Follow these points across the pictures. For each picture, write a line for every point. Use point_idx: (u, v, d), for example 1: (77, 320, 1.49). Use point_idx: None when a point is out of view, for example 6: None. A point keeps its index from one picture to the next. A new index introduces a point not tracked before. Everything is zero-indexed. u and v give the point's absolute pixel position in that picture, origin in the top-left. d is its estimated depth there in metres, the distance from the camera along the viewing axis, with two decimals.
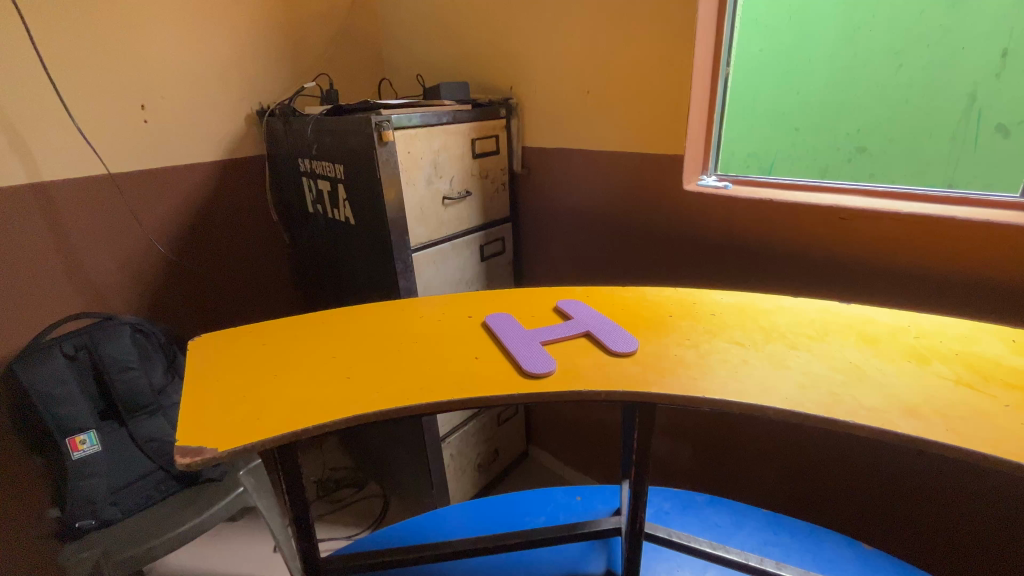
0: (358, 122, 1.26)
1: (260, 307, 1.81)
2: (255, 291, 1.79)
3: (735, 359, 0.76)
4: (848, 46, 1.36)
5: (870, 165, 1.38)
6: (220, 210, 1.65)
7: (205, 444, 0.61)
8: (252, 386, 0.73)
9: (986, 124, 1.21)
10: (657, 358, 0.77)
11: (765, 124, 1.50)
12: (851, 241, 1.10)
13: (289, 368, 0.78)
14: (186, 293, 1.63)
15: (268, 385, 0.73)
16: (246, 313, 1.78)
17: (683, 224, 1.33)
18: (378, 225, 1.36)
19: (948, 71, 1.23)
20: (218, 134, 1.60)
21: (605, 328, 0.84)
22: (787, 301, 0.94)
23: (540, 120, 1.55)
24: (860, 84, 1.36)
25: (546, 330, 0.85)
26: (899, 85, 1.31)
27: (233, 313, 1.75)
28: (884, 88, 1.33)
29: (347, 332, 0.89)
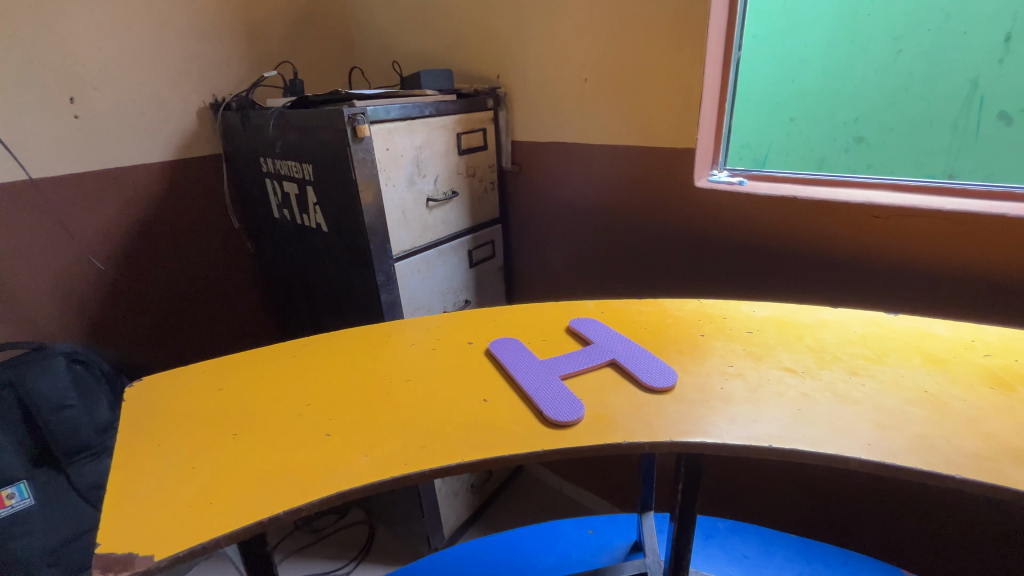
0: (328, 116, 1.10)
1: (225, 324, 1.62)
2: (217, 307, 1.60)
3: (793, 392, 0.64)
4: (840, 23, 1.14)
5: (869, 155, 1.17)
6: (172, 218, 1.46)
7: (137, 551, 0.47)
8: (204, 453, 0.58)
9: (988, 112, 1.04)
10: (702, 392, 0.65)
11: (753, 110, 1.28)
12: (884, 242, 0.99)
13: (253, 423, 0.62)
14: (135, 313, 1.43)
15: (224, 450, 0.58)
16: (208, 332, 1.59)
17: (694, 225, 1.22)
18: (355, 233, 1.20)
19: (954, 54, 1.04)
20: (166, 131, 1.41)
21: (635, 356, 0.72)
22: (829, 314, 0.83)
23: (531, 111, 1.40)
24: (855, 68, 1.15)
25: (564, 360, 0.72)
26: (898, 68, 1.10)
27: (192, 332, 1.55)
28: (882, 71, 1.12)
29: (322, 369, 0.73)
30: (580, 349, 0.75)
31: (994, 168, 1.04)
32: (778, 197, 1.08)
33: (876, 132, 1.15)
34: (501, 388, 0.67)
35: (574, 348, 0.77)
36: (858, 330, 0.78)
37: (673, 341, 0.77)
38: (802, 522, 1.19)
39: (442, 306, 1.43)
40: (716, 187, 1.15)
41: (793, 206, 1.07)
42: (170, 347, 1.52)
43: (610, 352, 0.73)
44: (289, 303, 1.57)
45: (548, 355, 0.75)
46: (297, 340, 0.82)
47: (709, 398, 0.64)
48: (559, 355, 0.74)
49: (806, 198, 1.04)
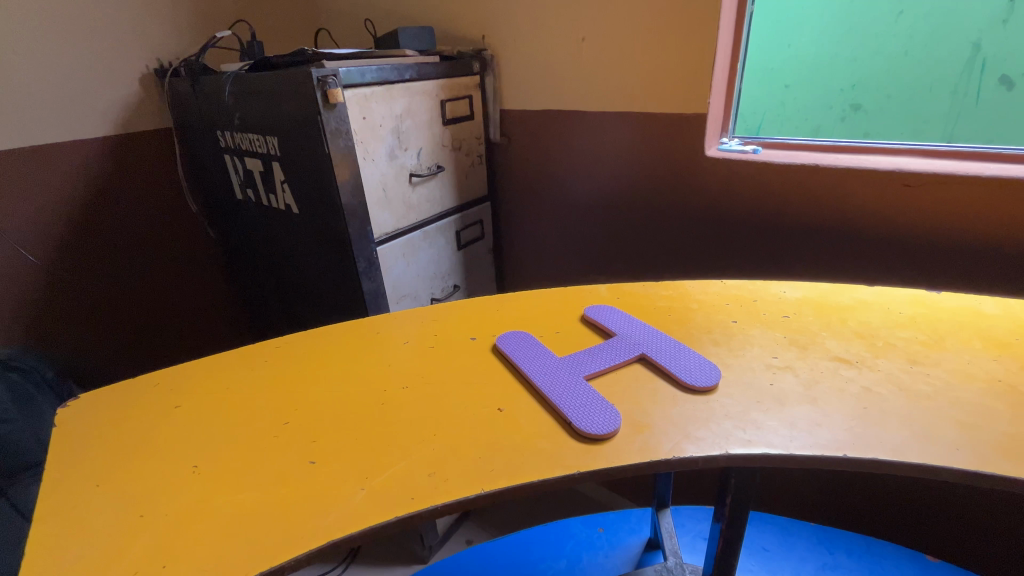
0: (293, 79, 0.95)
1: (188, 318, 1.47)
2: (178, 300, 1.44)
3: (853, 387, 0.56)
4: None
5: (864, 122, 1.07)
6: (118, 201, 1.28)
7: None
8: (155, 496, 0.46)
9: (990, 75, 0.95)
10: (751, 392, 0.56)
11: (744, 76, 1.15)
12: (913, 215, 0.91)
13: (218, 453, 0.50)
14: (81, 310, 1.27)
15: (181, 492, 0.46)
16: (169, 328, 1.44)
17: (702, 198, 1.12)
18: (329, 214, 1.06)
19: (958, 13, 0.94)
20: (104, 101, 1.23)
21: (665, 349, 0.63)
22: (866, 293, 0.76)
23: (521, 75, 1.27)
24: (852, 29, 1.03)
25: (586, 358, 0.62)
26: (896, 30, 1.00)
27: (151, 328, 1.40)
28: (881, 32, 1.01)
29: (301, 378, 0.62)
30: (599, 344, 0.66)
31: (995, 132, 0.97)
32: (798, 166, 0.99)
33: (873, 98, 1.05)
34: (516, 394, 0.57)
35: (591, 343, 0.67)
36: (903, 311, 0.70)
37: (704, 331, 0.68)
38: (815, 508, 1.14)
39: (429, 293, 1.31)
40: (728, 156, 1.06)
41: (813, 175, 0.98)
42: (127, 346, 1.36)
43: (637, 346, 0.64)
44: (258, 293, 1.42)
45: (565, 351, 0.66)
46: (269, 342, 0.70)
47: (758, 397, 0.55)
48: (576, 352, 0.64)
49: (830, 166, 0.96)
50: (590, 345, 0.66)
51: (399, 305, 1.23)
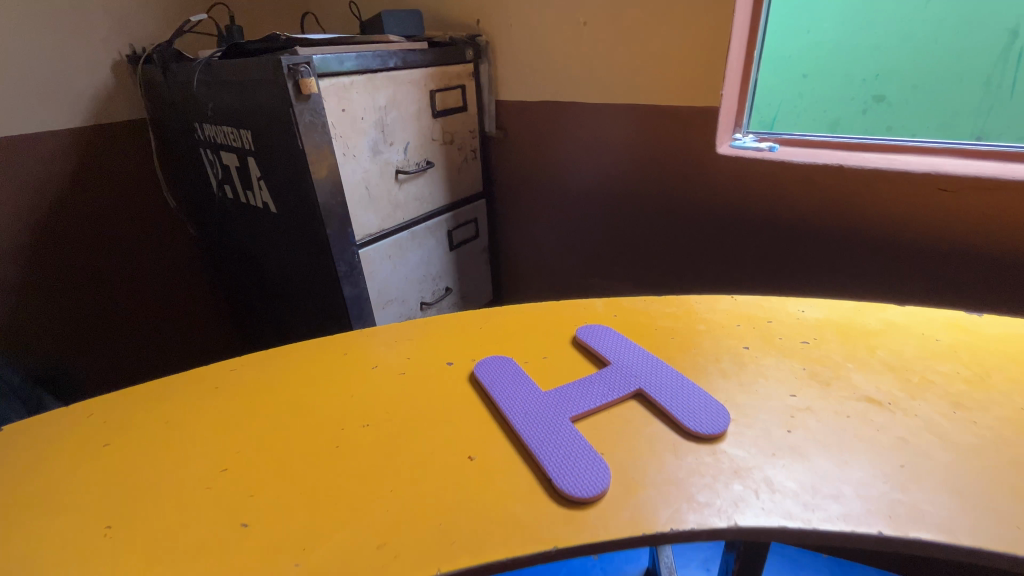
0: (263, 67, 0.87)
1: (170, 319, 1.41)
2: (158, 299, 1.38)
3: (885, 437, 0.48)
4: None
5: (887, 115, 0.97)
6: (91, 198, 1.21)
7: None
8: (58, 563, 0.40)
9: None
10: (765, 440, 0.48)
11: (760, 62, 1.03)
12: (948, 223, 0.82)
13: (139, 508, 0.44)
14: (53, 313, 1.21)
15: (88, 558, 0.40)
16: (150, 330, 1.38)
17: (712, 199, 1.03)
18: (306, 215, 0.99)
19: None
20: (74, 90, 1.15)
21: (664, 384, 0.55)
22: (895, 314, 0.67)
23: (518, 63, 1.18)
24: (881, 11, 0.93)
25: (573, 394, 0.54)
26: (926, 14, 0.90)
27: (130, 331, 1.34)
28: (909, 17, 0.91)
29: (249, 412, 0.55)
30: (590, 375, 0.58)
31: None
32: (820, 167, 0.89)
33: (898, 88, 0.95)
34: (490, 437, 0.50)
35: (580, 372, 0.59)
36: (940, 338, 0.61)
37: (711, 360, 0.60)
38: None
39: (419, 296, 1.24)
40: (742, 154, 0.96)
41: (837, 176, 0.88)
42: (104, 349, 1.31)
43: (633, 378, 0.56)
44: (241, 294, 1.35)
45: (551, 383, 0.58)
46: (223, 365, 0.63)
47: (771, 448, 0.47)
48: (563, 385, 0.56)
49: (855, 167, 0.86)
50: (579, 376, 0.58)
51: (385, 311, 1.16)
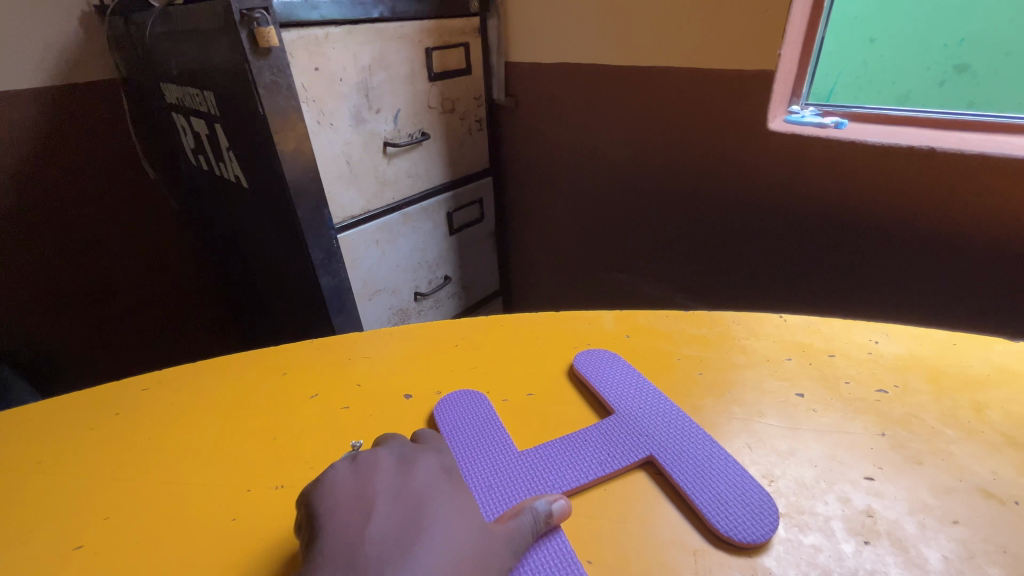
0: (216, 13, 0.72)
1: (162, 310, 1.28)
2: (151, 288, 1.25)
3: (1013, 566, 0.32)
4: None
5: (972, 88, 0.76)
6: (61, 177, 1.06)
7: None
8: None
9: None
10: (831, 560, 0.33)
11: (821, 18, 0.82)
12: None
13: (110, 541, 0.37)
14: (29, 304, 1.09)
15: None
16: (141, 321, 1.26)
17: (755, 186, 0.84)
18: (278, 194, 0.85)
19: None
20: (35, 44, 0.99)
21: (685, 453, 0.40)
22: (1007, 355, 0.50)
23: (532, 19, 1.00)
24: None
25: (557, 458, 0.40)
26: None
27: (118, 322, 1.22)
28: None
29: (139, 457, 0.43)
30: (585, 428, 0.43)
31: None
32: (903, 149, 0.68)
33: (988, 55, 0.74)
34: None
35: (572, 417, 0.45)
36: None
37: (752, 412, 0.44)
38: None
39: (413, 286, 1.10)
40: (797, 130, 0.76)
41: (923, 165, 0.67)
42: (90, 342, 1.19)
43: (643, 439, 0.41)
44: (231, 281, 1.22)
45: (531, 437, 0.43)
46: (132, 383, 0.51)
47: (839, 574, 0.32)
48: (545, 443, 0.42)
49: (949, 150, 0.65)
50: (569, 425, 0.44)
51: (373, 302, 1.03)
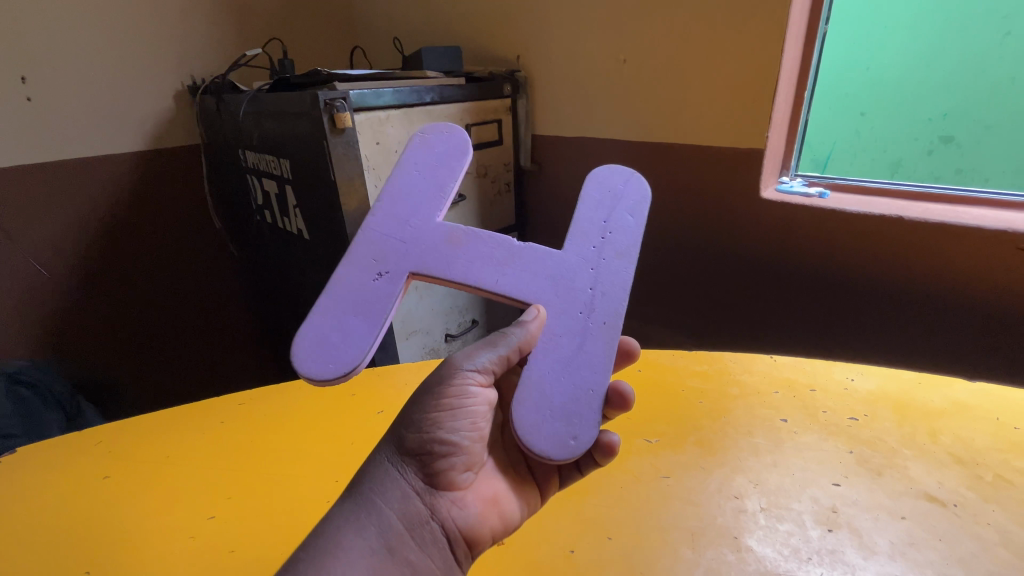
0: (301, 101, 0.89)
1: (215, 346, 1.42)
2: (208, 325, 1.39)
3: (947, 551, 0.41)
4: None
5: (955, 158, 0.84)
6: (144, 226, 1.23)
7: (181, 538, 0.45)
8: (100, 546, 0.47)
9: None
10: (800, 541, 0.42)
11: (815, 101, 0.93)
12: None
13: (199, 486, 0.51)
14: (108, 337, 1.23)
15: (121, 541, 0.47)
16: (197, 355, 1.39)
17: (753, 246, 0.95)
18: (337, 245, 0.99)
19: None
20: (133, 118, 1.17)
21: (363, 299, 0.45)
22: (964, 392, 0.58)
23: (554, 99, 1.16)
24: (946, 49, 0.81)
25: (507, 269, 0.45)
26: (999, 53, 0.77)
27: (177, 356, 1.35)
28: (982, 57, 0.78)
29: (247, 451, 0.54)
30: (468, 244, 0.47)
31: None
32: (877, 218, 0.79)
33: (968, 131, 0.82)
34: None
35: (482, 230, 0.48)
36: (1019, 425, 0.53)
37: (743, 433, 0.54)
38: None
39: (444, 328, 1.21)
40: (786, 198, 0.88)
41: (896, 232, 0.78)
42: (151, 374, 1.32)
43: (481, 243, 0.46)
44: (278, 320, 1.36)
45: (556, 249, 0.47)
46: (230, 399, 0.62)
47: (806, 551, 0.41)
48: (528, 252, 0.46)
49: (915, 220, 0.76)
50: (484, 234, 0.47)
51: (409, 341, 1.14)
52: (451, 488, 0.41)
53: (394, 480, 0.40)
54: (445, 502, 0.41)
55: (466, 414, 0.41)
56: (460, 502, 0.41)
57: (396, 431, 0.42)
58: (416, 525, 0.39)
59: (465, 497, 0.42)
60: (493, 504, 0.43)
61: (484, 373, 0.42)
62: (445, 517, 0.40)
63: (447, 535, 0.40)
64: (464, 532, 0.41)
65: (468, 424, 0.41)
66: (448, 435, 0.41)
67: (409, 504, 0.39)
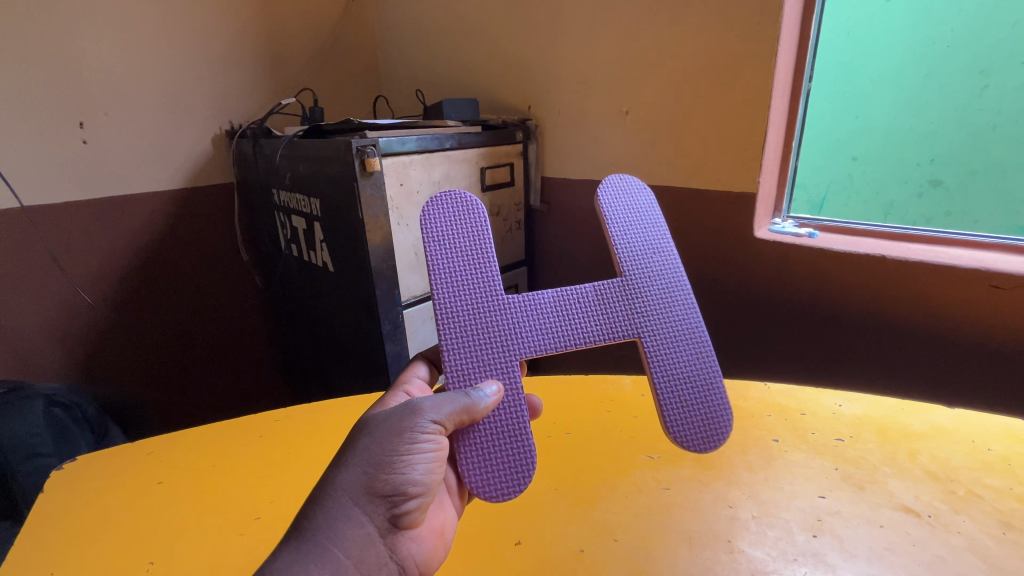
0: (334, 147, 0.98)
1: (235, 373, 1.48)
2: (231, 352, 1.46)
3: (920, 555, 0.45)
4: (910, 47, 0.88)
5: (946, 200, 0.89)
6: (180, 257, 1.32)
7: (215, 548, 0.50)
8: (143, 536, 0.51)
9: None
10: (788, 545, 0.47)
11: (809, 149, 1.00)
12: (1019, 320, 0.74)
13: (231, 495, 0.55)
14: (135, 361, 1.29)
15: (160, 537, 0.51)
16: (219, 381, 1.45)
17: (749, 281, 1.00)
18: (360, 277, 1.07)
19: None
20: (176, 159, 1.27)
21: (666, 359, 0.52)
22: (943, 418, 0.63)
23: (563, 145, 1.25)
24: (930, 100, 0.88)
25: (550, 324, 0.50)
26: (980, 104, 0.84)
27: (198, 382, 1.41)
28: (963, 107, 0.85)
29: (283, 461, 0.60)
30: (654, 284, 0.54)
31: None
32: (862, 257, 0.85)
33: (956, 175, 0.88)
34: (512, 513, 0.52)
35: (622, 272, 0.53)
36: (992, 447, 0.58)
37: (737, 451, 0.59)
38: None
39: None
40: (779, 239, 0.94)
41: (880, 270, 0.84)
42: (173, 399, 1.37)
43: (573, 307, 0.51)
44: (297, 348, 1.42)
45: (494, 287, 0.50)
46: (265, 416, 0.68)
47: (793, 553, 0.46)
48: (555, 306, 0.51)
49: (896, 258, 0.82)
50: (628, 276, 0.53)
51: None
52: (408, 527, 0.44)
53: (355, 522, 0.41)
54: (402, 541, 0.43)
55: (428, 460, 0.43)
56: (416, 539, 0.44)
57: (354, 473, 0.42)
58: (377, 568, 0.41)
59: (419, 531, 0.45)
60: (440, 533, 0.47)
61: (444, 424, 0.44)
62: (401, 550, 0.43)
63: (404, 571, 0.43)
64: (417, 566, 0.44)
65: (430, 469, 0.44)
66: (409, 480, 0.42)
67: (370, 550, 0.41)
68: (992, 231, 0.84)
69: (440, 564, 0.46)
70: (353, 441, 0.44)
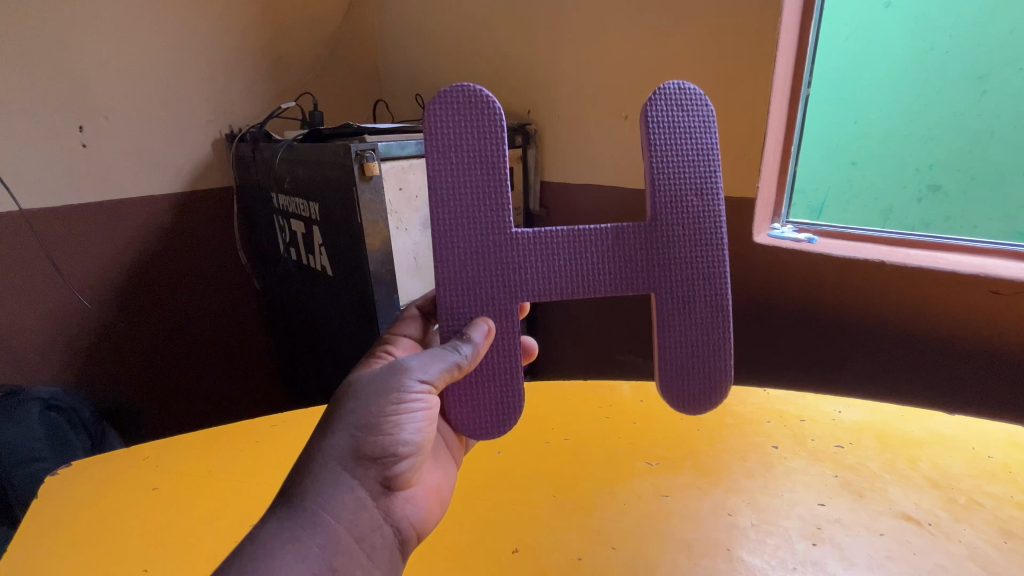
0: (334, 151, 0.98)
1: (234, 376, 1.47)
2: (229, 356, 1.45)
3: (920, 563, 0.45)
4: (908, 54, 0.89)
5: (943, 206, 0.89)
6: (179, 259, 1.31)
7: (210, 553, 0.49)
8: (138, 543, 0.51)
9: None
10: (788, 553, 0.47)
11: (807, 154, 1.00)
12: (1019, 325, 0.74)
13: (227, 501, 0.55)
14: (133, 363, 1.29)
15: (154, 544, 0.50)
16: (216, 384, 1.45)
17: (749, 286, 1.00)
18: (359, 281, 1.07)
19: None
20: (176, 163, 1.27)
21: (676, 317, 0.50)
22: (943, 424, 0.63)
23: (563, 150, 1.25)
24: (929, 105, 0.88)
25: (558, 263, 0.49)
26: (978, 110, 0.84)
27: (196, 384, 1.40)
28: (961, 112, 0.85)
29: (280, 466, 0.59)
30: (686, 228, 0.49)
31: None
32: (861, 262, 0.85)
33: (954, 180, 0.88)
34: (508, 516, 0.52)
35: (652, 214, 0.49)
36: (992, 455, 0.58)
37: (737, 457, 0.58)
38: None
39: None
40: (778, 244, 0.94)
41: (880, 275, 0.84)
42: (171, 402, 1.37)
43: (586, 248, 0.49)
44: (296, 351, 1.42)
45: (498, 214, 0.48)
46: (263, 421, 0.68)
47: (793, 561, 0.46)
48: (568, 245, 0.49)
49: (895, 263, 0.82)
50: (656, 219, 0.49)
51: None
52: (399, 489, 0.44)
53: (346, 484, 0.40)
54: (394, 502, 0.44)
55: (416, 419, 0.44)
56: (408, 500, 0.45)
57: (342, 436, 0.41)
58: (370, 531, 0.41)
59: (408, 494, 0.46)
60: (429, 496, 0.48)
61: (433, 382, 0.44)
62: (393, 511, 0.43)
63: (398, 532, 0.44)
64: (410, 526, 0.45)
65: (419, 428, 0.44)
66: (398, 441, 0.43)
67: (363, 513, 0.41)
68: (991, 238, 0.84)
69: (430, 525, 0.47)
70: (337, 404, 0.43)
